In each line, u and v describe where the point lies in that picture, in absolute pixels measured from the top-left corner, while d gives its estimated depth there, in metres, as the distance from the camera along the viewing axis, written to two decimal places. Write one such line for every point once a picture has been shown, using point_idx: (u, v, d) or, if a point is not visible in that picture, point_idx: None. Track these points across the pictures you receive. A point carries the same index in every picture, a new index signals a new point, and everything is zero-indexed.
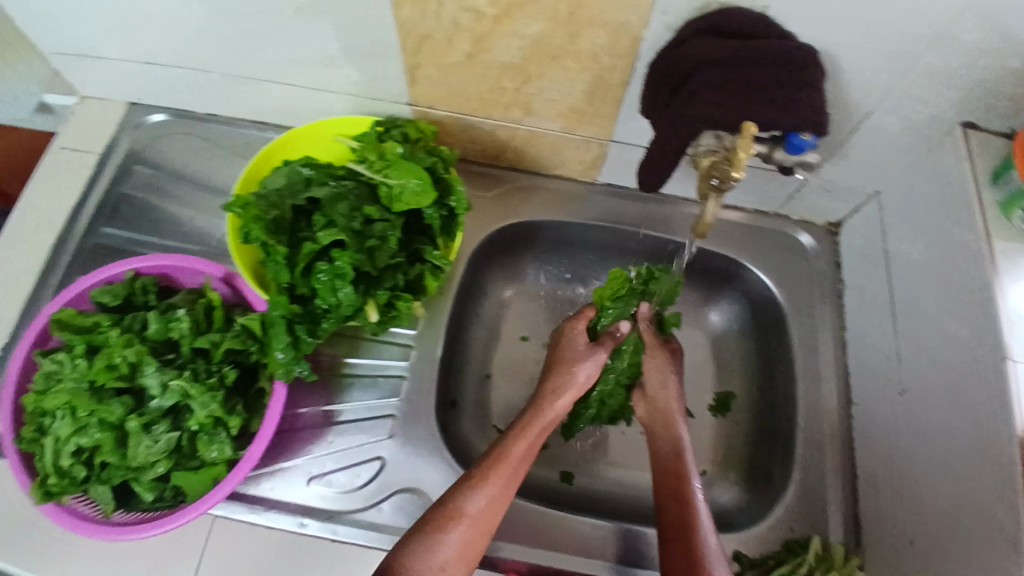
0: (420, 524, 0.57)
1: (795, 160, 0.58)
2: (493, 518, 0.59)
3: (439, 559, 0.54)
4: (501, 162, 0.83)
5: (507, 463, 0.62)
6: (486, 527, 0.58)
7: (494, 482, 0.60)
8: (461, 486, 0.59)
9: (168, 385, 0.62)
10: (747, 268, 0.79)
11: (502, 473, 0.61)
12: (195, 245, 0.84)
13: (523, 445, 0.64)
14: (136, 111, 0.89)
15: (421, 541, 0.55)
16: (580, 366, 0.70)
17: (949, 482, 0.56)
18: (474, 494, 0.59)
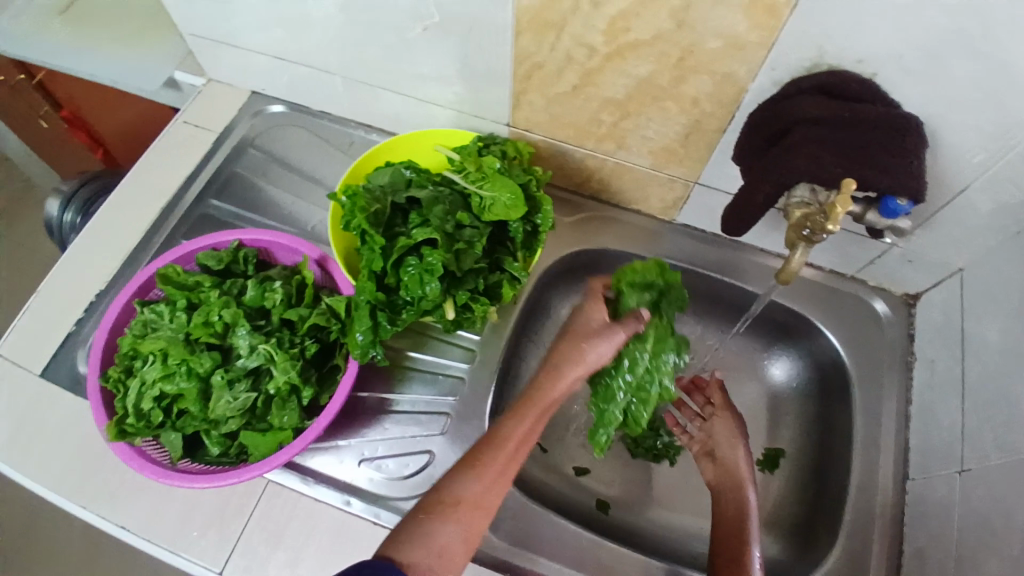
0: (415, 511, 0.54)
1: (887, 224, 0.59)
2: (491, 502, 0.55)
3: (437, 543, 0.52)
4: (584, 191, 0.86)
5: (501, 445, 0.57)
6: (483, 510, 0.55)
7: (489, 466, 0.56)
8: (458, 474, 0.56)
9: (256, 348, 0.67)
10: (816, 327, 0.79)
11: (497, 456, 0.57)
12: (289, 228, 0.90)
13: (522, 427, 0.59)
14: (257, 100, 0.98)
15: (417, 531, 0.52)
16: (590, 340, 0.62)
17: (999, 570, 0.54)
18: (470, 479, 0.55)
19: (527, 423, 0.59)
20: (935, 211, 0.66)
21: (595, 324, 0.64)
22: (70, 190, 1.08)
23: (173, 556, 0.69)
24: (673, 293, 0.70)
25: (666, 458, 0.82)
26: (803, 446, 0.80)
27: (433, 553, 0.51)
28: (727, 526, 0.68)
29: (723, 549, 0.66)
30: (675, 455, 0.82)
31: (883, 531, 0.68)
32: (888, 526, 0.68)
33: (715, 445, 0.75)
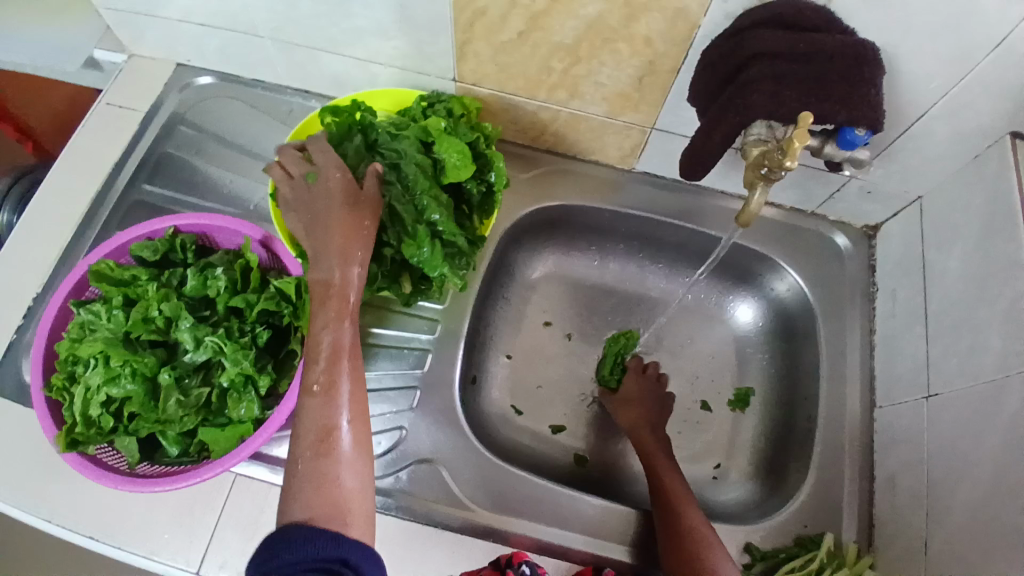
0: (290, 467, 0.48)
1: (845, 155, 0.58)
2: (356, 415, 0.51)
3: (325, 478, 0.47)
4: (538, 144, 0.83)
5: (334, 359, 0.52)
6: (353, 425, 0.50)
7: (338, 382, 0.51)
8: (309, 407, 0.50)
9: (203, 341, 0.63)
10: (781, 267, 0.78)
11: (339, 369, 0.51)
12: (232, 209, 0.85)
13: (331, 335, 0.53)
14: (183, 72, 0.90)
15: (298, 484, 0.47)
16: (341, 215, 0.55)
17: (973, 493, 0.55)
18: (323, 406, 0.50)
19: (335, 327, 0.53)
20: (892, 141, 0.65)
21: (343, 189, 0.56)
22: (3, 188, 0.99)
23: (146, 559, 0.67)
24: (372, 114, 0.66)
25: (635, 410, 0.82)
26: (772, 384, 0.81)
27: (322, 488, 0.47)
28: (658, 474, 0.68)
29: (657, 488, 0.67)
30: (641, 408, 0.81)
31: (853, 460, 0.70)
32: (858, 455, 0.70)
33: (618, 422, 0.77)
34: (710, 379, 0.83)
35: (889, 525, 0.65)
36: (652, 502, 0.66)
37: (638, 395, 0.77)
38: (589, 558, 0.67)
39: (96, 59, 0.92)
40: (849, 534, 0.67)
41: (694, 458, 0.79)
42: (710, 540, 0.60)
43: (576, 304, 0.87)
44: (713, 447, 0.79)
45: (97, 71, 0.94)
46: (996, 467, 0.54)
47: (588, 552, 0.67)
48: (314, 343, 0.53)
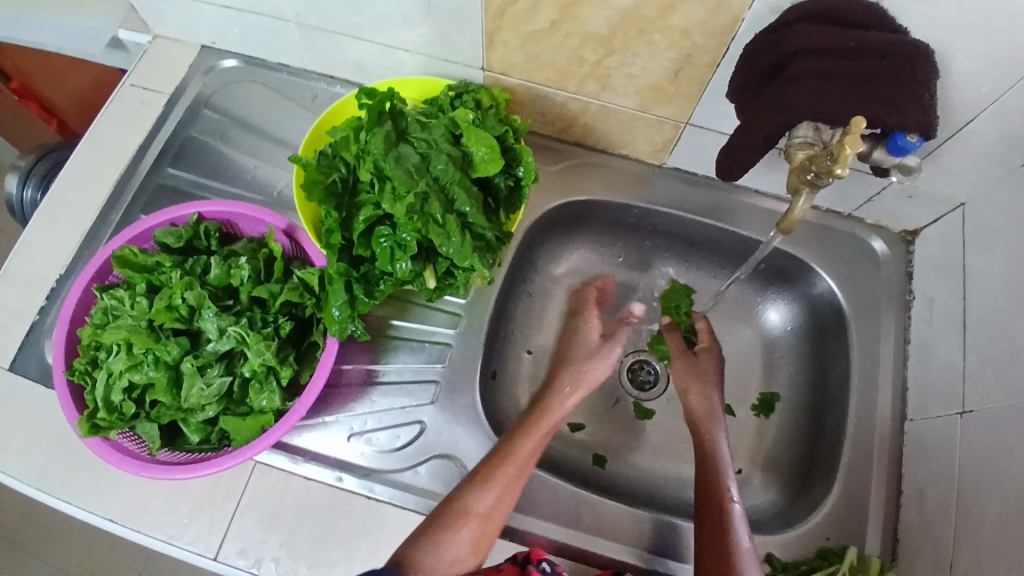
0: (433, 518, 0.60)
1: (895, 162, 0.55)
2: (501, 515, 0.61)
3: (449, 553, 0.57)
4: (567, 137, 0.81)
5: (510, 463, 0.63)
6: (495, 521, 0.61)
7: (499, 482, 0.62)
8: (470, 485, 0.62)
9: (226, 331, 0.62)
10: (813, 270, 0.76)
11: (507, 474, 0.62)
12: (257, 195, 0.84)
13: (527, 448, 0.65)
14: (209, 54, 0.89)
15: (430, 542, 0.57)
16: (591, 366, 0.74)
17: (1003, 514, 0.54)
18: (482, 492, 0.61)
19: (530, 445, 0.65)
20: (940, 144, 0.62)
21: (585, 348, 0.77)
22: (27, 165, 0.99)
23: (166, 543, 0.68)
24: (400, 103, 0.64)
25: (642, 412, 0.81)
26: (799, 390, 0.79)
27: (444, 565, 0.56)
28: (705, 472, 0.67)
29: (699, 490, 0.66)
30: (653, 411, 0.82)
31: (881, 472, 0.69)
32: (886, 467, 0.69)
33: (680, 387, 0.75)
34: (735, 380, 0.82)
35: (915, 540, 0.64)
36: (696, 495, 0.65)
37: (707, 370, 0.75)
38: (605, 561, 0.67)
39: (120, 39, 0.90)
40: (873, 546, 0.66)
41: None
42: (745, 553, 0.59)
43: (600, 301, 0.86)
44: (735, 451, 0.78)
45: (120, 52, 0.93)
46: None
47: (603, 554, 0.67)
48: (510, 448, 0.65)
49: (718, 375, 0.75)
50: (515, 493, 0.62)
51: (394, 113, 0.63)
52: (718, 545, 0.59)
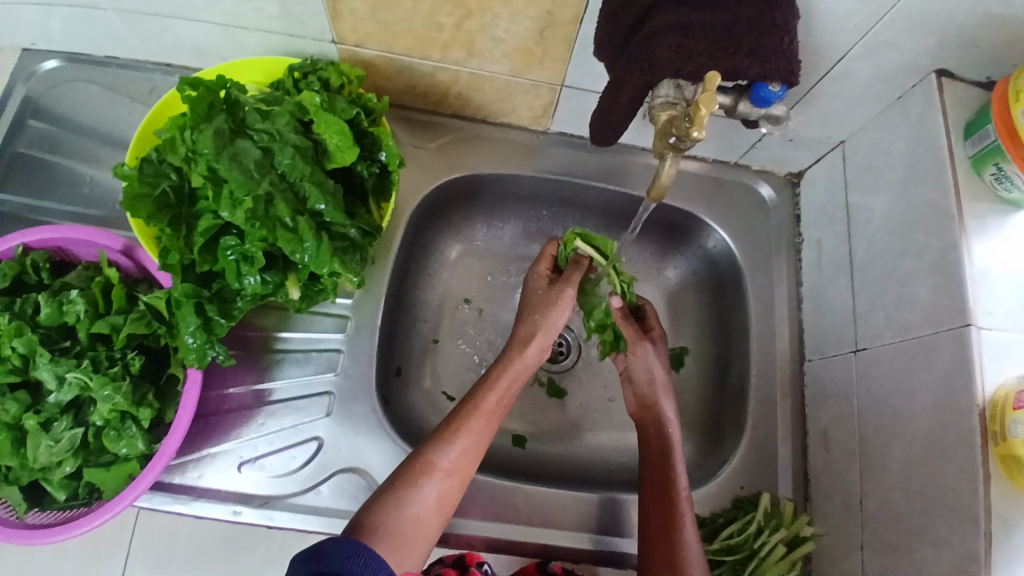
0: (393, 479, 0.56)
1: (761, 113, 0.53)
2: (467, 470, 0.58)
3: (412, 513, 0.54)
4: (443, 109, 0.75)
5: (479, 415, 0.60)
6: (461, 477, 0.58)
7: (467, 435, 0.59)
8: (431, 440, 0.59)
9: (65, 378, 0.55)
10: (707, 224, 0.75)
11: (476, 426, 0.60)
12: (98, 211, 0.74)
13: (493, 398, 0.62)
14: (29, 58, 0.76)
15: (393, 498, 0.54)
16: (551, 312, 0.66)
17: (906, 451, 0.55)
18: (445, 447, 0.58)
19: (497, 395, 0.62)
20: (813, 86, 0.60)
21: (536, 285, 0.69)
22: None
23: None
24: (233, 88, 0.56)
25: (560, 393, 0.79)
26: (704, 343, 0.78)
27: (409, 524, 0.54)
28: (648, 458, 0.65)
29: (647, 488, 0.62)
30: (564, 388, 0.80)
31: (786, 418, 0.70)
32: (790, 411, 0.70)
33: (632, 371, 0.69)
34: None
35: (823, 479, 0.65)
36: (641, 471, 0.65)
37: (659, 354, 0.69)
38: (534, 548, 0.65)
39: None
40: (785, 492, 0.68)
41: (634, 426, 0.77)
42: (684, 518, 0.59)
43: (502, 281, 0.82)
44: None
45: None
46: (930, 426, 0.53)
47: (532, 542, 0.65)
48: (473, 400, 0.61)
49: (666, 355, 0.70)
50: (480, 445, 0.60)
51: (227, 101, 0.55)
52: (665, 529, 0.59)
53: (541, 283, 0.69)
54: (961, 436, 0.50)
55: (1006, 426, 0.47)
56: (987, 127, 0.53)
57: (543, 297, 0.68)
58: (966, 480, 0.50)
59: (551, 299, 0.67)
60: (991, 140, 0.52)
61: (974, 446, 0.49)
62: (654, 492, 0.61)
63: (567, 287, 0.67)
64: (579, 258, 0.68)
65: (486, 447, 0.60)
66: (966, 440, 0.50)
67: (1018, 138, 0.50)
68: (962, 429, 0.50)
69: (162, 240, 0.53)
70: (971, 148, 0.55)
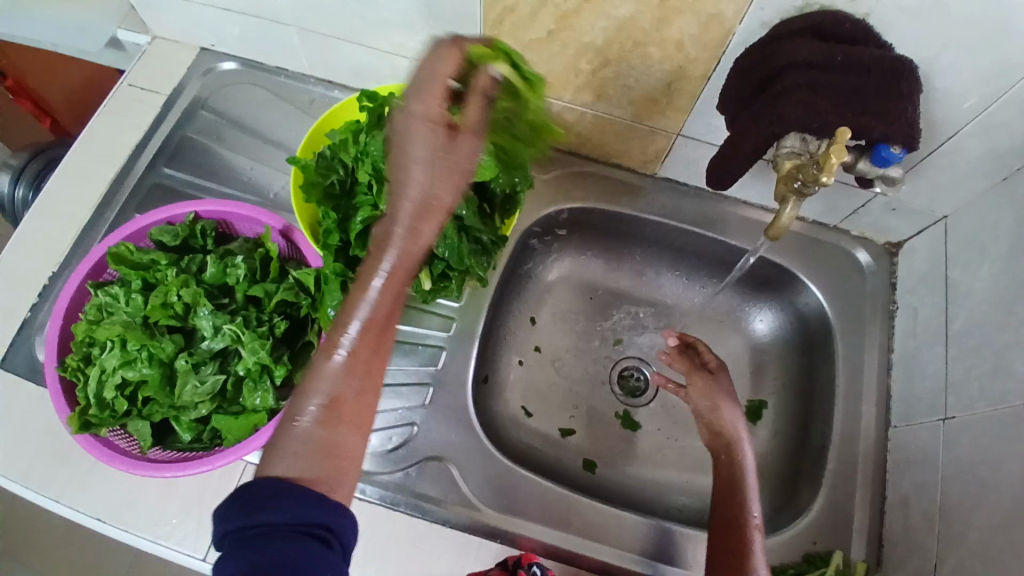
0: (285, 421, 0.42)
1: (878, 172, 0.58)
2: (372, 377, 0.44)
3: (320, 446, 0.41)
4: (562, 145, 0.82)
5: (365, 321, 0.44)
6: (364, 389, 0.44)
7: (356, 344, 0.43)
8: (318, 366, 0.43)
9: (220, 329, 0.63)
10: (801, 280, 0.78)
11: (365, 332, 0.43)
12: (251, 196, 0.85)
13: (376, 301, 0.44)
14: (206, 57, 0.90)
15: (291, 444, 0.40)
16: (448, 163, 0.44)
17: (987, 520, 0.55)
18: (329, 363, 0.42)
19: (389, 288, 0.44)
20: (923, 158, 0.64)
21: (438, 142, 0.44)
22: (18, 164, 0.95)
23: (151, 544, 0.67)
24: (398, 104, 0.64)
25: (636, 424, 0.81)
26: (786, 397, 0.80)
27: (326, 458, 0.41)
28: (722, 489, 0.65)
29: (717, 519, 0.63)
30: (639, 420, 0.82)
31: (865, 480, 0.70)
32: (870, 474, 0.70)
33: (700, 408, 0.71)
34: None
35: (899, 546, 0.65)
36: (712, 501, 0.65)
37: (721, 388, 0.71)
38: (596, 563, 0.67)
39: (119, 40, 0.91)
40: (858, 553, 0.67)
41: (704, 466, 0.79)
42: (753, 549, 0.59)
43: (593, 312, 0.86)
44: None
45: (119, 52, 0.93)
46: (1014, 495, 0.53)
47: (595, 558, 0.67)
48: (347, 304, 0.44)
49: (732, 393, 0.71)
50: (385, 340, 0.45)
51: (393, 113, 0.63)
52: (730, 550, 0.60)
53: (439, 133, 0.44)
54: None
55: None
56: None
57: (439, 159, 0.44)
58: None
59: (455, 165, 0.45)
60: None
61: None
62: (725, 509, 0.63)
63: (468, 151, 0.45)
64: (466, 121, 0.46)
65: (391, 346, 0.46)
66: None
67: None
68: None
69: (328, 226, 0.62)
70: None
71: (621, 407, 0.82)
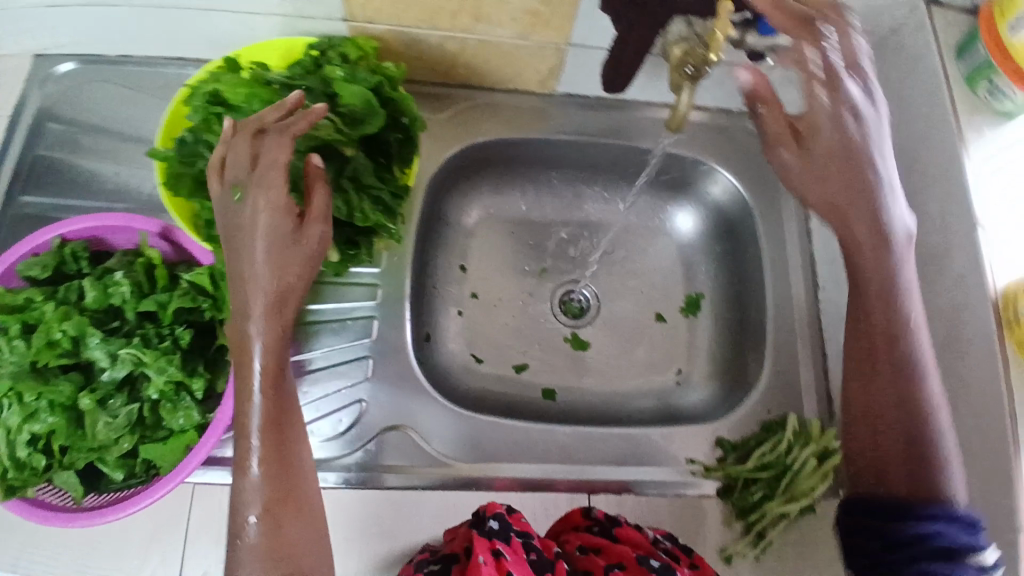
0: (233, 542, 0.50)
1: (766, 44, 0.60)
2: (295, 469, 0.52)
3: (275, 549, 0.49)
4: (451, 80, 0.77)
5: (265, 424, 0.52)
6: (295, 482, 0.52)
7: (267, 448, 0.51)
8: (243, 480, 0.50)
9: (118, 355, 0.58)
10: (714, 169, 0.78)
11: (270, 434, 0.52)
12: (124, 204, 0.76)
13: (264, 403, 0.52)
14: (42, 62, 0.77)
15: (250, 559, 0.48)
16: (284, 258, 0.52)
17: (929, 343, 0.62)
18: (249, 477, 0.50)
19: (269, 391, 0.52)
20: None
21: (285, 230, 0.52)
22: None
23: None
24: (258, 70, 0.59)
25: (585, 345, 0.81)
26: (720, 284, 0.82)
27: (286, 555, 0.49)
28: (859, 342, 0.59)
29: (849, 386, 0.60)
30: (587, 337, 0.82)
31: (806, 345, 0.73)
32: (808, 337, 0.73)
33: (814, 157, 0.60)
34: (660, 290, 0.83)
35: None
36: (852, 357, 0.60)
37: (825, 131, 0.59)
38: (573, 483, 0.68)
39: None
40: (812, 412, 0.71)
41: (658, 368, 0.80)
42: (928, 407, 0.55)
43: (521, 245, 0.84)
44: (673, 354, 0.81)
45: None
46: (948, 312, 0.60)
47: (572, 479, 0.68)
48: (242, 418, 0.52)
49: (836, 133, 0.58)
50: (292, 427, 0.54)
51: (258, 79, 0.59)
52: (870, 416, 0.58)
53: (289, 222, 0.53)
54: (976, 317, 0.57)
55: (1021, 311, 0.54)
56: (976, 45, 0.60)
57: (284, 248, 0.52)
58: (988, 364, 0.56)
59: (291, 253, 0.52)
60: (981, 57, 0.59)
61: (993, 329, 0.56)
62: (867, 228, 0.58)
63: (320, 216, 0.54)
64: (317, 171, 0.54)
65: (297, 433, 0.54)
66: (984, 330, 0.57)
67: (1006, 52, 0.57)
68: (978, 310, 0.57)
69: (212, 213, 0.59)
70: (964, 65, 0.62)
71: (569, 330, 0.82)
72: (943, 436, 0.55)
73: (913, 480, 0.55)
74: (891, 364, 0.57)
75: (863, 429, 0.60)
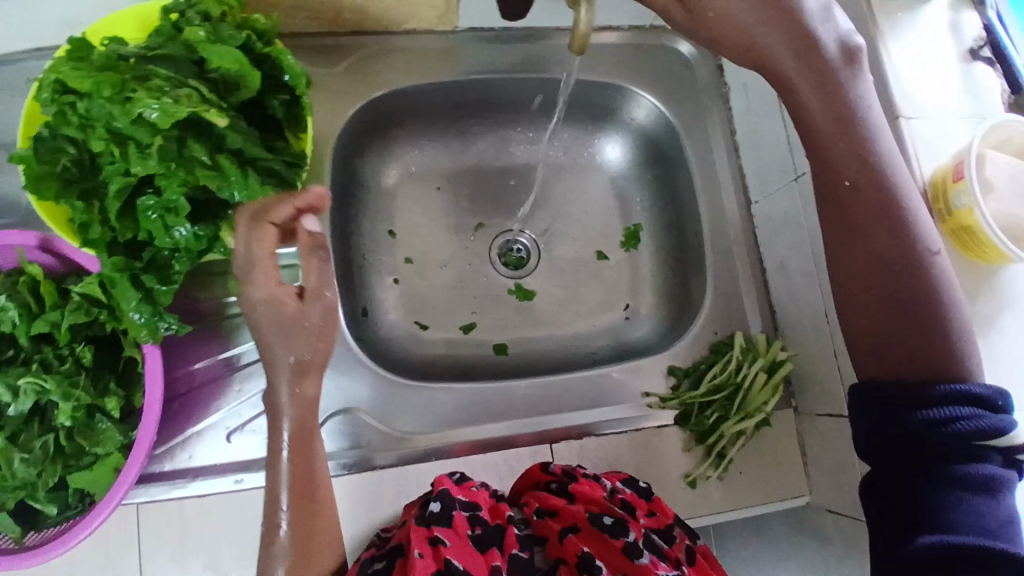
0: None
1: None
2: (327, 535, 0.50)
3: None
4: (341, 28, 0.69)
5: (296, 489, 0.50)
6: (325, 546, 0.50)
7: (297, 511, 0.49)
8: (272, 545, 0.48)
9: (19, 387, 0.53)
10: (632, 92, 0.75)
11: (300, 499, 0.50)
12: None
13: (297, 467, 0.51)
14: None
15: None
16: (295, 335, 0.51)
17: None
18: (279, 541, 0.49)
19: (305, 458, 0.51)
20: None
21: (287, 313, 0.50)
22: None
23: None
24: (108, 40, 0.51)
25: (528, 295, 0.79)
26: (656, 212, 0.80)
27: None
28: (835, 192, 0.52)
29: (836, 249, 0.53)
30: (531, 286, 0.80)
31: (745, 262, 0.73)
32: (746, 253, 0.73)
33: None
34: (597, 227, 0.81)
35: (790, 307, 0.69)
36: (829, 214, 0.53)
37: None
38: (534, 437, 0.67)
39: None
40: (758, 328, 0.71)
41: (605, 307, 0.79)
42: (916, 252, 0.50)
43: (450, 202, 0.80)
44: (618, 290, 0.79)
45: None
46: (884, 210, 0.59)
47: (532, 433, 0.67)
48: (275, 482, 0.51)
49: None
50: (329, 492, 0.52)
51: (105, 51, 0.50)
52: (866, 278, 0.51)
53: (290, 303, 0.51)
54: None
55: (952, 202, 0.54)
56: None
57: (292, 329, 0.51)
58: None
59: (302, 330, 0.51)
60: None
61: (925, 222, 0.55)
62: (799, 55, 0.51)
63: (323, 291, 0.52)
64: (314, 242, 0.52)
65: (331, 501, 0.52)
66: None
67: None
68: None
69: (83, 214, 0.51)
70: None
71: (511, 283, 0.80)
72: (948, 297, 0.49)
73: (926, 348, 0.48)
74: (883, 214, 0.50)
75: (850, 309, 0.52)
